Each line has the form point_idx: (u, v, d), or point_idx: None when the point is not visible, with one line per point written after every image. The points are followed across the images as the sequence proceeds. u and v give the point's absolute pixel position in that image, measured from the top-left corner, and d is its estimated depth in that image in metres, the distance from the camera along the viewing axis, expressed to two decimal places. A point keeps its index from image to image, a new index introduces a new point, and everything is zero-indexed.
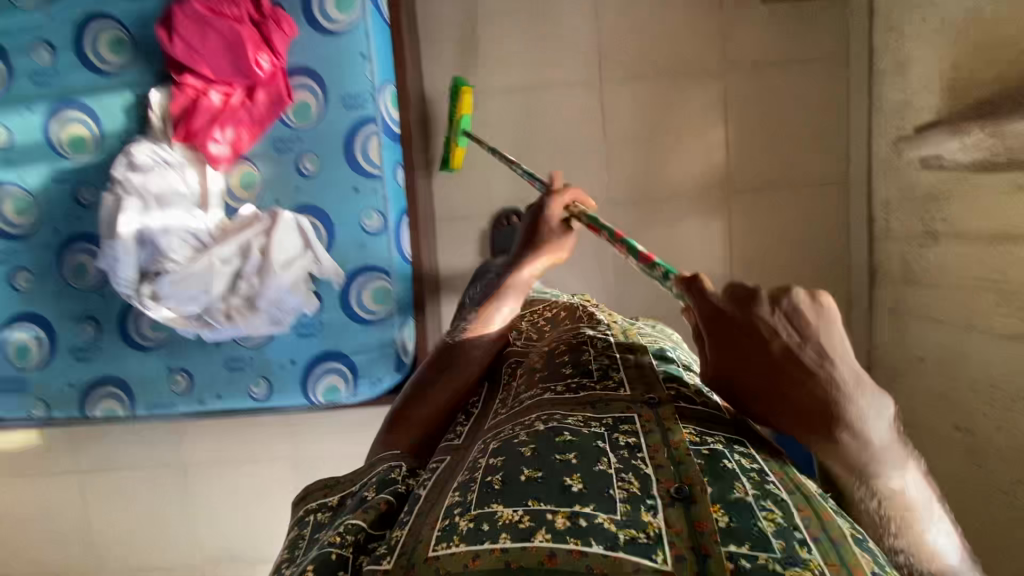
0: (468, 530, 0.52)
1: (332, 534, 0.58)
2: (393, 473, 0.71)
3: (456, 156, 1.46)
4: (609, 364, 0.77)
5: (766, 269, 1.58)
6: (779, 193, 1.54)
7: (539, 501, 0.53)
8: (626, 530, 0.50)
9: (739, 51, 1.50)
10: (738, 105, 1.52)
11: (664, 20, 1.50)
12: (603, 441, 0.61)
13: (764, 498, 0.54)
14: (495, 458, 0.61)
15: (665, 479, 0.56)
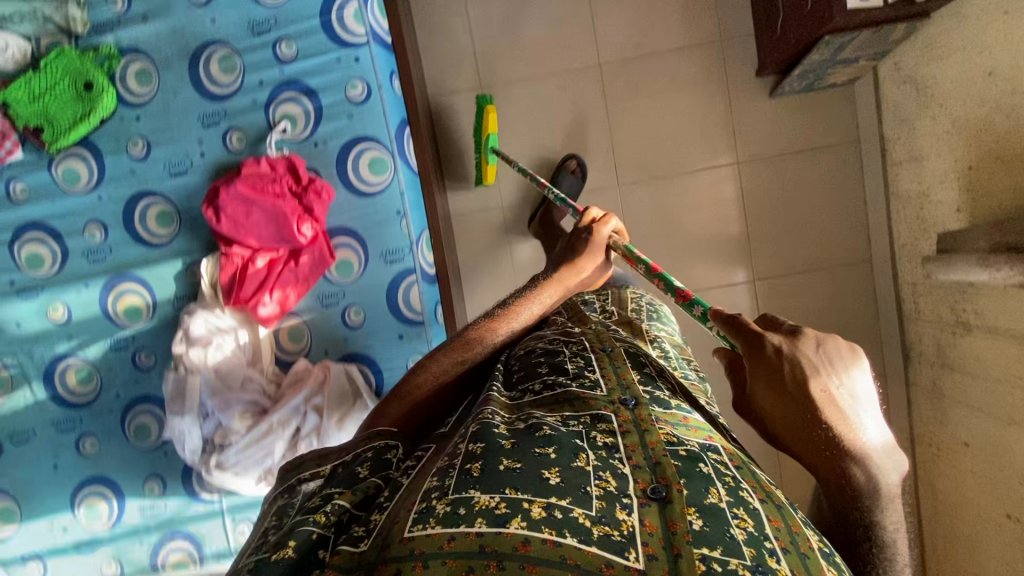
0: (444, 513, 0.50)
1: (316, 513, 0.55)
2: (388, 453, 0.67)
3: (489, 172, 1.52)
4: (582, 364, 0.77)
5: None
6: (803, 279, 1.57)
7: (517, 490, 0.52)
8: (597, 526, 0.49)
9: (750, 147, 1.53)
10: (755, 197, 1.55)
11: (674, 123, 1.54)
12: (581, 440, 0.60)
13: (737, 505, 0.55)
14: (473, 444, 0.59)
15: (639, 479, 0.56)
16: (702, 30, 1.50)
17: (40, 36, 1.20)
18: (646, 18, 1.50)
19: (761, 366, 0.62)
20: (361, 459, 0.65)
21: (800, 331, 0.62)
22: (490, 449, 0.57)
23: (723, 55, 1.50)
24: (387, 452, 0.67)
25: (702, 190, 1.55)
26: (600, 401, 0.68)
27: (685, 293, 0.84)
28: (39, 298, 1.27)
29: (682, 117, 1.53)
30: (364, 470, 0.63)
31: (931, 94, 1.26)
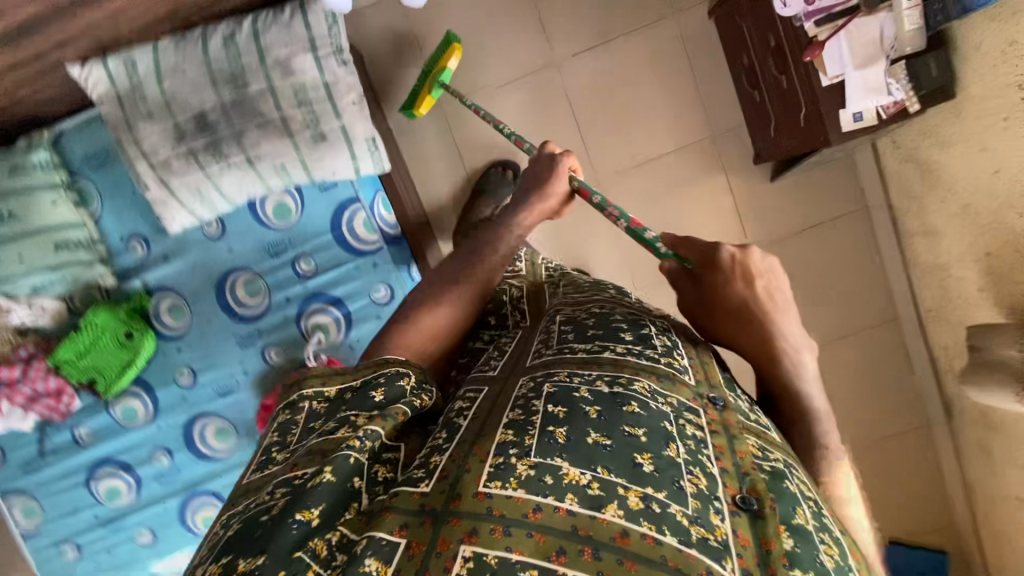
0: (525, 476, 0.56)
1: (350, 438, 0.63)
2: (402, 382, 0.74)
3: (427, 105, 1.39)
4: (670, 343, 0.79)
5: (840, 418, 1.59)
6: (833, 347, 1.58)
7: (608, 471, 0.57)
8: (695, 527, 0.55)
9: (761, 231, 1.56)
10: None
11: (681, 221, 1.56)
12: (671, 425, 0.64)
13: (820, 530, 0.59)
14: (555, 407, 0.65)
15: (729, 484, 0.61)
16: (692, 131, 1.53)
17: (74, 294, 1.24)
18: (634, 128, 1.53)
19: (719, 270, 0.82)
20: (374, 382, 0.73)
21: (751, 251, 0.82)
22: (574, 417, 0.63)
23: (716, 152, 1.53)
24: (404, 386, 0.74)
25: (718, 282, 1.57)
26: (691, 390, 0.72)
27: (634, 222, 0.96)
28: (124, 529, 1.34)
29: (684, 215, 1.56)
30: (378, 394, 0.71)
31: (937, 176, 1.26)
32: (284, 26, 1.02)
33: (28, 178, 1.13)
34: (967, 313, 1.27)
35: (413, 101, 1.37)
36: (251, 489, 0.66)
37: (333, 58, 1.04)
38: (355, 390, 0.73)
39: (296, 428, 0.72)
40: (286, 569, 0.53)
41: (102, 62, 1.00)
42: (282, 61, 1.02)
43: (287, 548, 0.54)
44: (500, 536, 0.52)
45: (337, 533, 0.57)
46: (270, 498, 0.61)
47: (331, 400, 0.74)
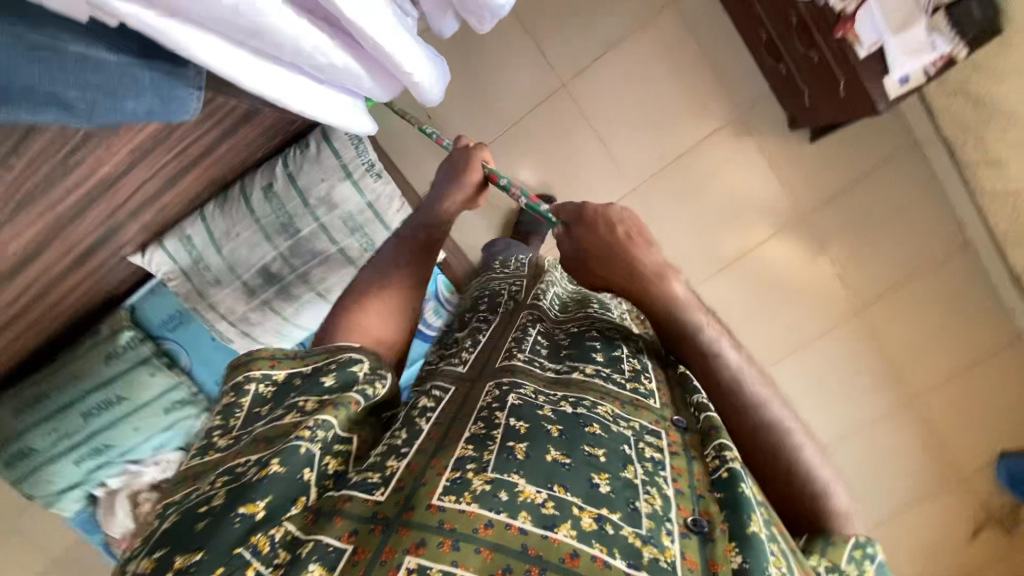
0: (480, 491, 0.51)
1: (299, 429, 0.55)
2: (355, 369, 0.65)
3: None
4: (639, 366, 0.75)
5: (931, 357, 1.56)
6: (909, 289, 1.54)
7: (565, 489, 0.53)
8: (646, 547, 0.51)
9: (809, 193, 1.52)
10: (832, 237, 1.54)
11: (725, 204, 1.55)
12: (630, 447, 0.60)
13: (773, 541, 0.55)
14: (517, 422, 0.60)
15: (682, 506, 0.56)
16: (715, 111, 1.48)
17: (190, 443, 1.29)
18: (659, 123, 1.50)
19: (585, 223, 0.81)
20: (325, 369, 0.65)
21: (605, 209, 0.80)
22: (536, 433, 0.58)
23: (748, 125, 1.49)
24: (356, 376, 0.64)
25: (783, 250, 1.56)
26: (654, 412, 0.67)
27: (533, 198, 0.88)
28: None
29: (729, 194, 1.54)
30: (329, 380, 0.63)
31: (992, 106, 1.20)
32: (316, 162, 1.04)
33: (121, 361, 1.19)
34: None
35: None
36: (188, 476, 0.57)
37: (369, 177, 1.06)
38: (303, 378, 0.66)
39: (241, 412, 0.63)
40: (226, 565, 0.46)
41: (160, 246, 1.03)
42: (322, 196, 1.05)
43: (229, 544, 0.47)
44: (447, 550, 0.47)
45: (281, 529, 0.49)
46: (211, 489, 0.53)
47: (279, 386, 0.66)
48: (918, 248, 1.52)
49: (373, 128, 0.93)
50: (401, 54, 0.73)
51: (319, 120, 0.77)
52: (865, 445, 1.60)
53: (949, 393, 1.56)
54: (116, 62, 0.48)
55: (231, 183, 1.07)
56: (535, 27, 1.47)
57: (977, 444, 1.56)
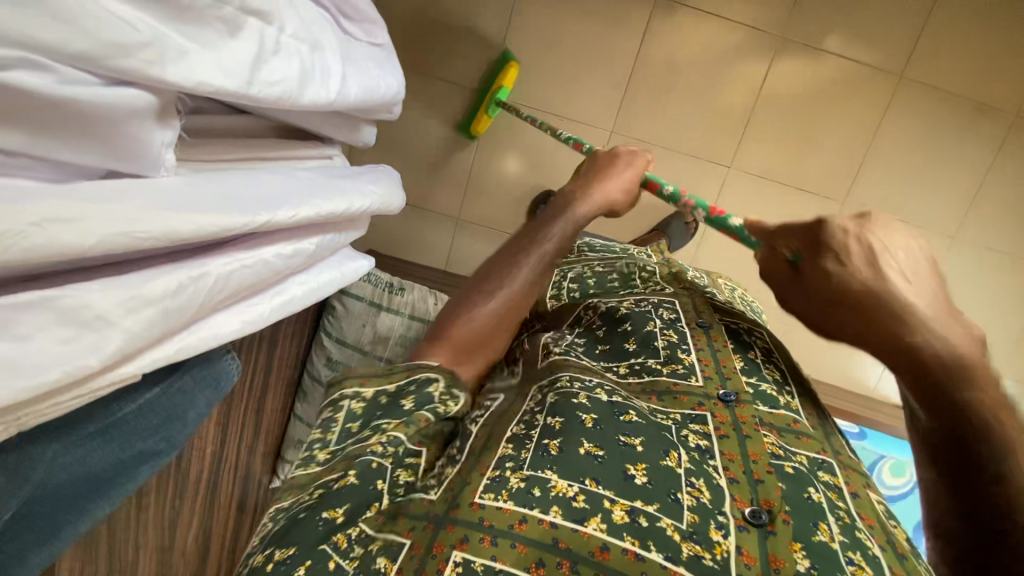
0: (517, 488, 0.56)
1: (372, 443, 0.57)
2: (432, 389, 0.61)
3: (477, 126, 1.45)
4: (676, 340, 0.82)
5: (997, 66, 1.42)
6: (934, 21, 1.39)
7: (597, 483, 0.58)
8: (686, 544, 0.55)
9: (777, 9, 1.40)
10: (826, 31, 1.41)
11: (707, 78, 1.45)
12: (672, 436, 0.66)
13: (852, 549, 0.57)
14: (553, 419, 0.65)
15: (739, 498, 0.61)
16: (637, 14, 1.40)
17: None
18: (597, 62, 1.44)
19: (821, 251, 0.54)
20: (405, 390, 0.61)
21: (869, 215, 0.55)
22: (570, 427, 0.63)
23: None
24: (433, 393, 0.61)
25: (790, 80, 1.45)
26: (695, 395, 0.73)
27: (653, 186, 0.90)
28: None
29: (703, 72, 1.45)
30: (409, 403, 0.60)
31: None
32: (347, 315, 1.08)
33: None
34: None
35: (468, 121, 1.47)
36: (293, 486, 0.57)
37: (395, 295, 1.12)
38: (389, 397, 0.61)
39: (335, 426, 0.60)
40: (309, 560, 0.50)
41: (285, 461, 1.13)
42: (373, 337, 1.10)
43: (314, 541, 0.52)
44: (488, 545, 0.52)
45: (358, 529, 0.53)
46: (307, 495, 0.56)
47: (371, 402, 0.61)
48: None
49: (369, 262, 0.97)
50: (352, 201, 0.76)
51: (325, 293, 0.80)
52: (993, 187, 1.48)
53: None
54: (162, 391, 0.53)
55: (300, 379, 1.13)
56: (437, 69, 1.46)
57: None
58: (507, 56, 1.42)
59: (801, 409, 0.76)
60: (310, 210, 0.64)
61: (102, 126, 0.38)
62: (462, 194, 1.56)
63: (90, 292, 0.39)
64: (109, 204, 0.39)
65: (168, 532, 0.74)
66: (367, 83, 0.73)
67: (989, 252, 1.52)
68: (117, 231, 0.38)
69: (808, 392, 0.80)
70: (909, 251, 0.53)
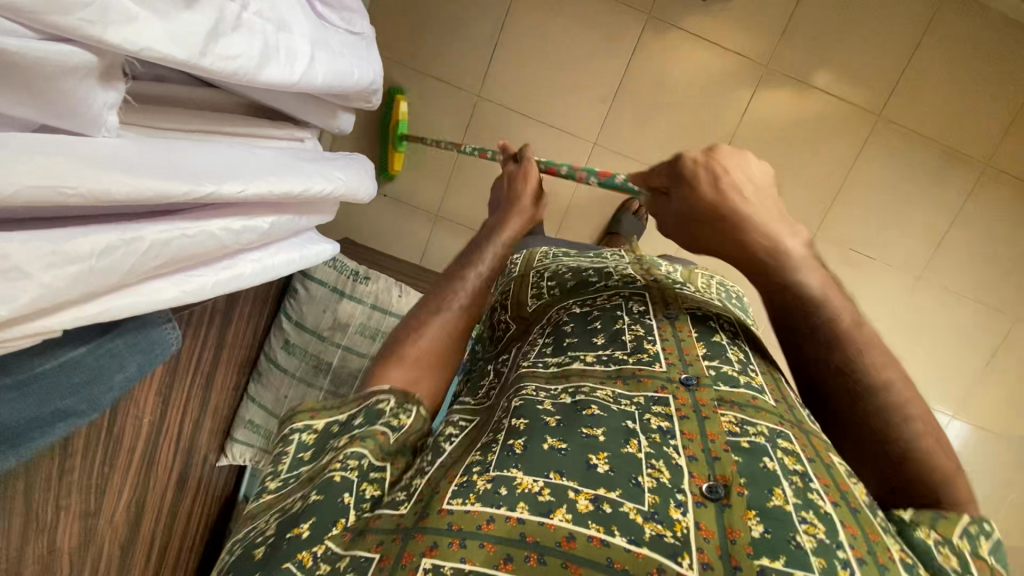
0: (482, 492, 0.51)
1: (333, 459, 0.53)
2: (383, 406, 0.59)
3: (400, 160, 1.50)
4: (643, 332, 0.76)
5: (973, 114, 1.45)
6: (916, 65, 1.43)
7: (562, 475, 0.53)
8: (649, 524, 0.50)
9: (766, 39, 1.43)
10: (810, 65, 1.44)
11: (692, 99, 1.47)
12: (635, 422, 0.61)
13: (805, 509, 0.52)
14: (517, 420, 0.61)
15: (697, 475, 0.56)
16: (629, 28, 1.42)
17: None
18: (586, 72, 1.46)
19: (692, 183, 0.66)
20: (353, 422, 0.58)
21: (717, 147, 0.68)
22: (535, 426, 0.59)
23: (667, 20, 1.42)
24: (383, 410, 0.58)
25: (772, 108, 1.47)
26: (659, 378, 0.68)
27: (603, 172, 0.89)
28: None
29: (689, 92, 1.47)
30: (359, 418, 0.58)
31: None
32: (309, 299, 1.08)
33: None
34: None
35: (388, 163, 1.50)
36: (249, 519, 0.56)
37: (359, 283, 1.11)
38: (342, 424, 0.59)
39: (285, 456, 0.58)
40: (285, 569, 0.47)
41: (232, 441, 1.11)
42: (332, 324, 1.09)
43: (281, 559, 0.48)
44: (457, 548, 0.47)
45: (324, 546, 0.49)
46: (263, 523, 0.54)
47: (322, 433, 0.59)
48: (898, 25, 1.41)
49: (334, 248, 0.99)
50: (316, 187, 0.77)
51: (279, 272, 0.81)
52: (962, 231, 1.51)
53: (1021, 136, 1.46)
54: (89, 351, 0.53)
55: (256, 358, 1.13)
56: (426, 63, 1.46)
57: None
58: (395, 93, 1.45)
59: (784, 391, 0.72)
60: (259, 188, 0.63)
61: (46, 82, 0.39)
62: (442, 189, 1.56)
63: (12, 242, 0.39)
64: (30, 155, 0.39)
65: (95, 496, 0.73)
66: (338, 70, 0.74)
67: (953, 295, 1.55)
68: (42, 184, 0.39)
69: (789, 383, 0.74)
70: (744, 179, 0.66)
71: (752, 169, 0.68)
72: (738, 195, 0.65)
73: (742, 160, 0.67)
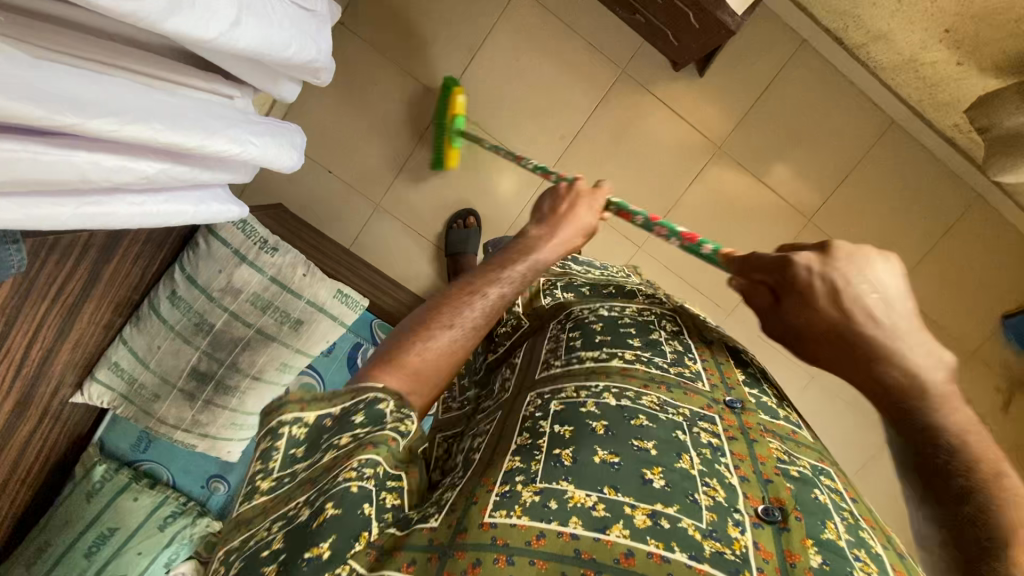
0: (532, 503, 0.58)
1: (346, 469, 0.55)
2: (383, 406, 0.60)
3: (452, 156, 1.44)
4: (681, 349, 0.82)
5: (892, 237, 1.55)
6: (851, 181, 1.53)
7: (615, 490, 0.59)
8: (707, 541, 0.56)
9: (722, 121, 1.50)
10: (757, 156, 1.52)
11: (645, 158, 1.53)
12: (683, 436, 0.67)
13: (858, 546, 0.58)
14: (561, 427, 0.67)
15: (750, 496, 0.62)
16: (603, 78, 1.47)
17: (197, 548, 1.30)
18: (553, 108, 1.49)
19: (802, 293, 0.62)
20: (353, 409, 0.60)
21: (832, 246, 0.62)
22: (582, 435, 0.65)
23: (637, 77, 1.47)
24: (385, 413, 0.60)
25: (716, 187, 1.54)
26: (704, 397, 0.74)
27: (687, 237, 0.87)
28: None
29: (643, 150, 1.52)
30: (360, 418, 0.59)
31: None
32: (207, 257, 1.06)
33: (102, 494, 1.21)
34: (962, 92, 1.28)
35: (442, 160, 1.44)
36: (242, 521, 0.58)
37: (264, 252, 1.09)
38: (336, 418, 0.61)
39: (277, 455, 0.60)
40: None
41: (92, 379, 1.07)
42: (224, 286, 1.07)
43: None
44: (504, 564, 0.53)
45: (347, 568, 0.52)
46: (269, 533, 0.56)
47: (313, 430, 0.61)
48: (845, 142, 1.51)
49: (240, 208, 0.98)
50: (226, 148, 0.77)
51: (155, 220, 0.78)
52: None
53: (930, 274, 1.56)
54: None
55: (138, 303, 1.09)
56: (403, 57, 1.47)
57: (973, 313, 1.58)
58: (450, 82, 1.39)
59: (800, 421, 0.77)
60: (141, 132, 0.61)
61: None
62: (389, 180, 1.55)
63: None
64: None
65: None
66: (271, 40, 0.74)
67: (841, 400, 1.65)
68: None
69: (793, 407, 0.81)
70: (869, 292, 0.60)
71: (882, 280, 0.60)
72: (870, 322, 0.59)
73: (863, 266, 0.60)
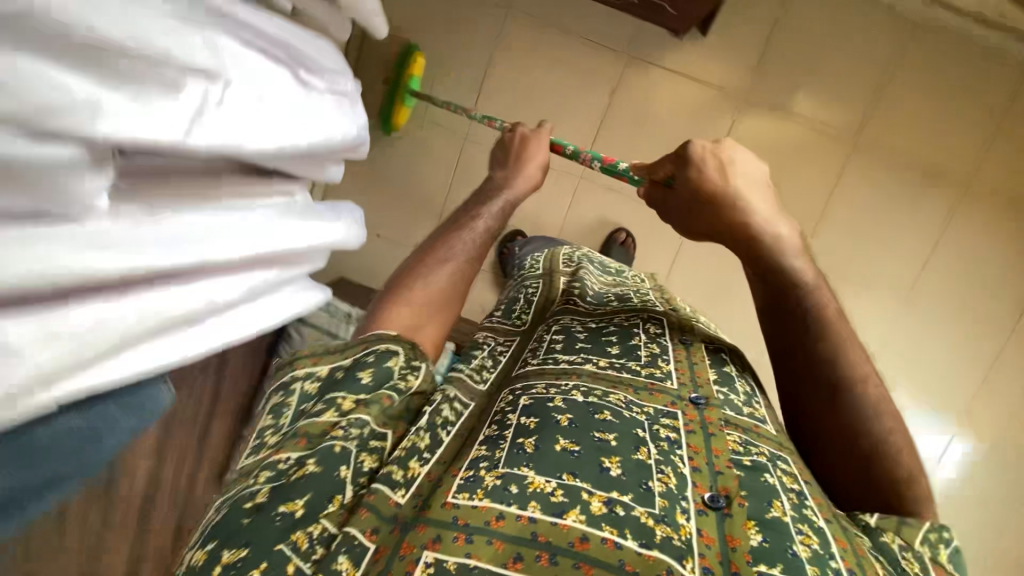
0: (492, 487, 0.53)
1: (332, 429, 0.54)
2: (392, 363, 0.61)
3: (404, 115, 1.47)
4: (657, 350, 0.79)
5: (948, 133, 1.49)
6: (889, 91, 1.48)
7: (575, 476, 0.55)
8: (659, 527, 0.52)
9: (741, 71, 1.48)
10: (786, 94, 1.49)
11: (674, 131, 1.52)
12: (645, 431, 0.63)
13: (802, 521, 0.56)
14: (527, 418, 0.63)
15: (699, 485, 0.59)
16: (613, 67, 1.48)
17: None
18: (571, 111, 1.51)
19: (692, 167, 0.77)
20: (362, 363, 0.60)
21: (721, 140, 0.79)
22: (546, 426, 0.61)
23: (647, 56, 1.47)
24: (392, 370, 0.60)
25: (753, 138, 1.51)
26: (670, 394, 0.71)
27: (608, 160, 0.99)
28: None
29: (671, 123, 1.51)
30: (367, 376, 0.59)
31: None
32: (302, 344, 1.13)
33: None
34: None
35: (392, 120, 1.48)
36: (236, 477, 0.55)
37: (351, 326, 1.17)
38: (346, 369, 0.60)
39: (288, 410, 0.58)
40: (265, 561, 0.45)
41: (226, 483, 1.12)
42: None
43: (271, 540, 0.47)
44: (462, 543, 0.48)
45: (319, 526, 0.49)
46: (253, 480, 0.52)
47: (325, 381, 0.60)
48: (871, 57, 1.46)
49: (323, 290, 1.01)
50: (297, 238, 0.79)
51: (255, 326, 0.80)
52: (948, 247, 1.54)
53: (1000, 159, 1.50)
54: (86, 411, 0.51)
55: (249, 402, 1.16)
56: (416, 111, 1.53)
57: None
58: (410, 49, 1.43)
59: (765, 416, 0.74)
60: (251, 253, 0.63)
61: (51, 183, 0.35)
62: (433, 227, 1.61)
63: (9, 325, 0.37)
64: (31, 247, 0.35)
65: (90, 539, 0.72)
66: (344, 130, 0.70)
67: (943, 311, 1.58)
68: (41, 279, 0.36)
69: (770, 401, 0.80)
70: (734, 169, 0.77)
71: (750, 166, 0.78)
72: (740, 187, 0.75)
73: (744, 158, 0.78)
